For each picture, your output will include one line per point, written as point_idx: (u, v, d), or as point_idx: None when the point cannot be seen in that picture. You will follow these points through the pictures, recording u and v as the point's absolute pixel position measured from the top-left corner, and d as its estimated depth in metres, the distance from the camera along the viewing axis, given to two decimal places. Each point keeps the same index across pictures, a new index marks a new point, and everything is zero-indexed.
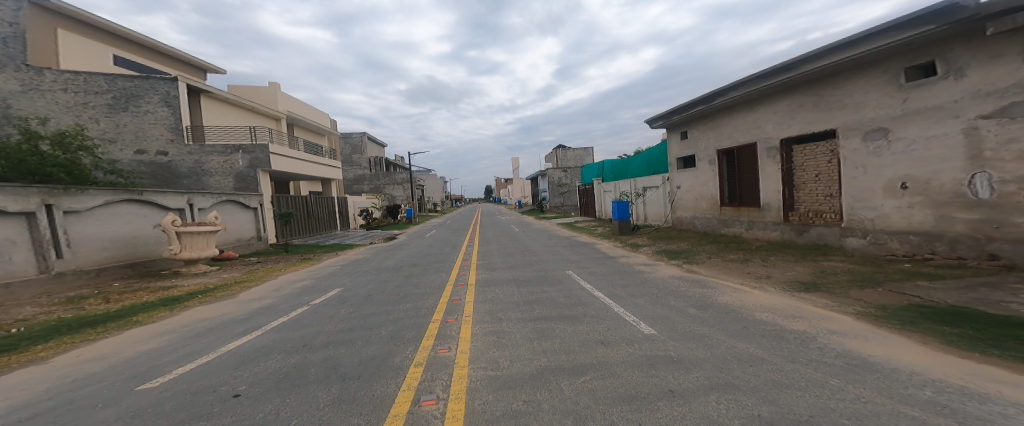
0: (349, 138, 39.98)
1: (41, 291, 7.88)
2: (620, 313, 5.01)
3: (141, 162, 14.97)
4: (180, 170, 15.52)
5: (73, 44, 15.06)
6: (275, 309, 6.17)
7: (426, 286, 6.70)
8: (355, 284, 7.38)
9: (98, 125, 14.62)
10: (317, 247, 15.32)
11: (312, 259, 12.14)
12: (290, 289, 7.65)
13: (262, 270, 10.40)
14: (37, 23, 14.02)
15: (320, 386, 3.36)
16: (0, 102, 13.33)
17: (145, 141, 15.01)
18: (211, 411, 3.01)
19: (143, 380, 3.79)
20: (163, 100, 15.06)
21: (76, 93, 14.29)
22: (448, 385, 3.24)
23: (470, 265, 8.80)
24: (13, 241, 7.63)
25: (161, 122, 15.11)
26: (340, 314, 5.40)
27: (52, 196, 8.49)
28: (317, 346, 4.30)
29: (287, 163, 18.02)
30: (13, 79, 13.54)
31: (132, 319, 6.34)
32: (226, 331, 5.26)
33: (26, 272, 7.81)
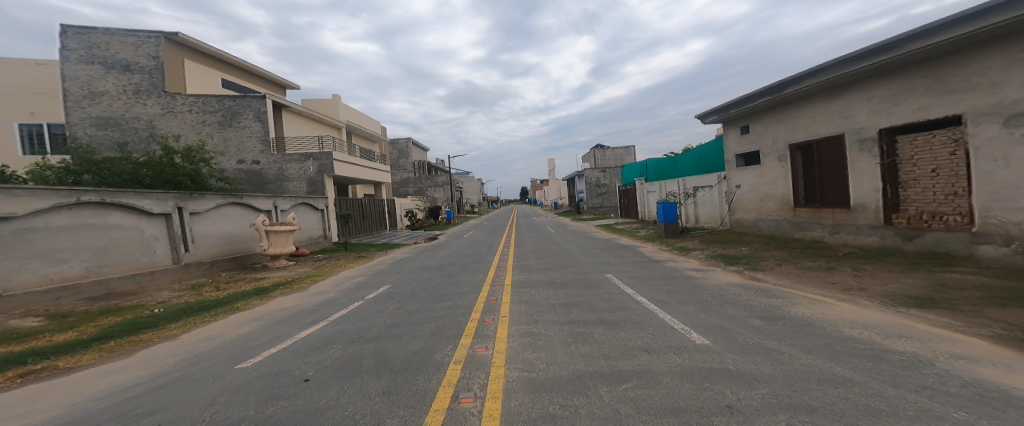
0: (396, 144, 42.16)
1: (173, 279, 9.61)
2: (667, 320, 4.75)
3: (242, 171, 17.54)
4: (267, 176, 17.74)
5: (194, 72, 18.01)
6: (337, 303, 6.82)
7: (464, 286, 6.92)
8: (402, 281, 7.95)
9: (213, 140, 17.27)
10: (371, 246, 16.61)
11: (367, 256, 13.23)
12: (349, 284, 8.43)
13: (327, 266, 11.53)
14: (169, 55, 17.02)
15: (372, 377, 3.66)
16: (149, 124, 16.72)
17: (244, 152, 17.49)
18: (288, 393, 3.43)
19: (240, 359, 4.44)
20: (256, 116, 17.38)
21: (197, 113, 17.09)
22: (485, 384, 3.35)
23: (507, 265, 8.92)
24: (156, 237, 9.38)
25: (255, 135, 17.47)
26: (388, 309, 5.81)
27: (182, 200, 10.24)
28: (370, 339, 4.69)
29: (347, 168, 19.75)
30: (157, 104, 16.74)
31: (235, 305, 7.42)
32: (298, 321, 5.92)
33: (162, 262, 9.51)
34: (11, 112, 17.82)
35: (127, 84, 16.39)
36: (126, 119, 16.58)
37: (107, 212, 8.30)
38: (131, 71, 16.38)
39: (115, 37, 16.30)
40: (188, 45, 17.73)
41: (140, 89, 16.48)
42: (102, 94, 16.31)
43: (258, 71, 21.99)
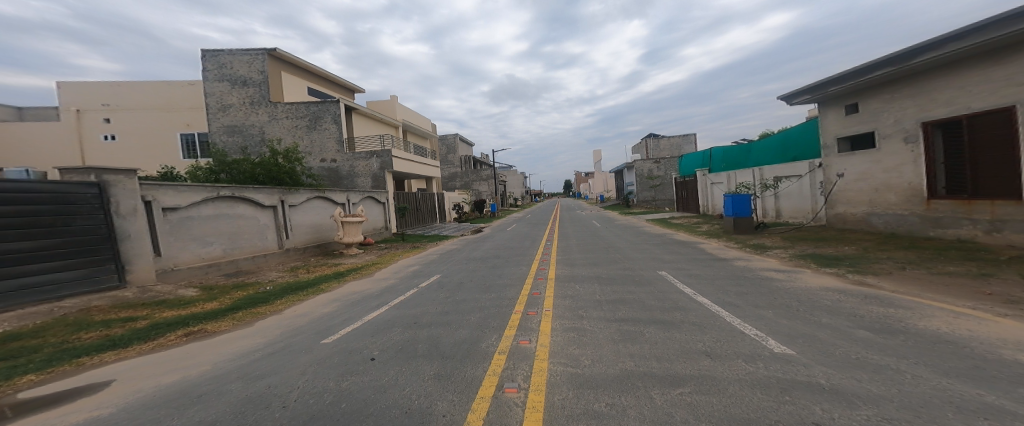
0: (445, 139, 43.44)
1: (278, 261, 11.35)
2: (735, 323, 4.38)
3: (325, 168, 19.57)
4: (341, 173, 19.59)
5: (289, 82, 20.66)
6: (396, 289, 7.37)
7: (508, 278, 7.05)
8: (451, 271, 8.35)
9: (304, 142, 19.51)
10: (425, 237, 17.61)
11: (420, 247, 14.08)
12: (405, 272, 9.06)
13: (387, 255, 12.53)
14: (272, 70, 19.70)
15: (425, 360, 3.90)
16: (259, 130, 19.56)
17: (325, 152, 19.49)
18: (357, 370, 3.83)
19: (324, 335, 5.06)
20: (334, 119, 19.26)
21: (292, 118, 19.48)
22: (529, 375, 3.38)
23: (551, 259, 8.84)
24: (268, 225, 11.23)
25: (332, 136, 19.39)
26: (439, 298, 6.13)
27: (284, 194, 11.89)
28: (424, 324, 5.00)
29: (405, 165, 21.10)
30: (265, 113, 19.53)
31: (319, 286, 8.40)
32: (366, 304, 6.54)
33: (267, 246, 11.16)
34: (176, 125, 22.02)
35: (246, 96, 19.39)
36: (246, 127, 19.60)
37: (234, 204, 10.17)
38: (247, 86, 19.35)
39: (235, 56, 19.34)
40: (287, 59, 20.33)
41: (254, 101, 19.39)
42: (231, 106, 19.48)
43: (336, 78, 24.42)
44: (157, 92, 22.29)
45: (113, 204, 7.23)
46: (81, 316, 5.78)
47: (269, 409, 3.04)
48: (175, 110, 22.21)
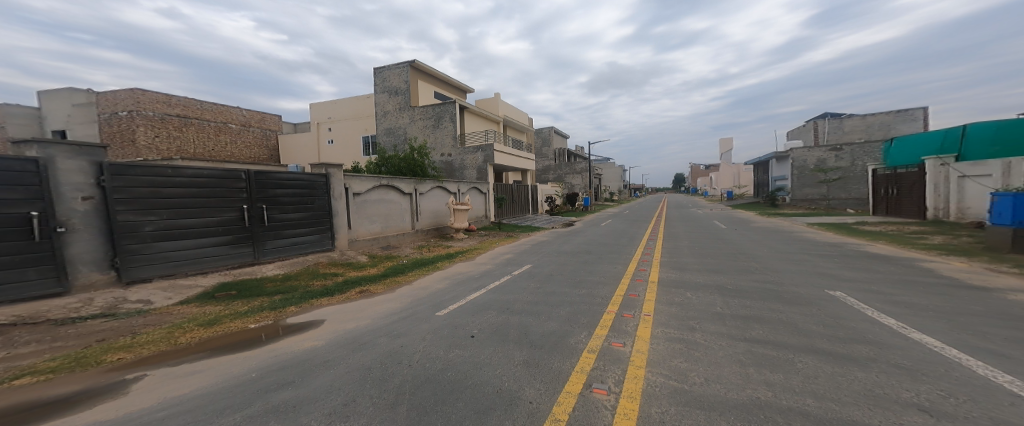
0: (540, 133, 43.95)
1: (410, 240, 13.33)
2: (1003, 383, 2.62)
3: (444, 162, 21.88)
4: (455, 165, 21.57)
5: (424, 89, 23.78)
6: (492, 274, 7.84)
7: (601, 275, 6.72)
8: (541, 262, 8.43)
9: (432, 139, 22.15)
10: (518, 227, 18.08)
11: (513, 236, 14.67)
12: (499, 258, 9.57)
13: (486, 241, 13.45)
14: (412, 78, 23.01)
15: (515, 346, 4.02)
16: (402, 132, 23.05)
17: (442, 147, 21.81)
18: (459, 344, 4.21)
19: (439, 308, 5.76)
20: (451, 118, 21.40)
21: (424, 119, 22.31)
22: (622, 380, 3.09)
23: (653, 260, 8.04)
24: (404, 209, 13.24)
25: (449, 133, 21.55)
26: (530, 287, 6.29)
27: (416, 184, 13.79)
28: (517, 311, 5.18)
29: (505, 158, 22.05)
30: (405, 117, 22.89)
31: (436, 264, 9.52)
32: (468, 284, 7.15)
33: (404, 227, 13.20)
34: (361, 129, 26.20)
35: (396, 103, 23.13)
36: (396, 128, 23.27)
37: (386, 191, 12.34)
38: (397, 94, 23.10)
39: (390, 71, 23.28)
40: (424, 69, 23.61)
41: (401, 107, 22.94)
42: (388, 113, 23.46)
43: (459, 83, 27.06)
44: (356, 104, 27.00)
45: (333, 190, 10.19)
46: (314, 267, 8.74)
47: (400, 365, 3.76)
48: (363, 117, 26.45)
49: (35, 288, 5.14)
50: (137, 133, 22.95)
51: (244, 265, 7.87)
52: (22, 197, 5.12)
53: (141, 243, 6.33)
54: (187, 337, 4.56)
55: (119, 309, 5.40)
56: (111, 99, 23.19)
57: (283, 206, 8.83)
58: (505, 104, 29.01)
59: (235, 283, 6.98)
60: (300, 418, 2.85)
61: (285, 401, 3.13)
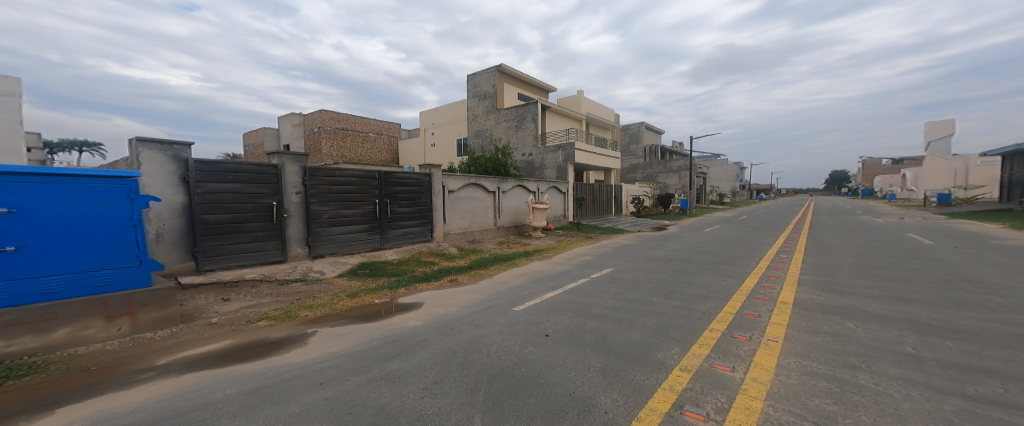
0: (629, 130, 41.88)
1: (491, 236, 13.89)
2: None
3: (524, 162, 22.36)
4: (535, 164, 21.82)
5: (509, 91, 24.56)
6: (569, 274, 7.71)
7: (702, 289, 5.98)
8: (624, 267, 7.95)
9: (514, 139, 22.77)
10: (598, 229, 17.42)
11: (593, 238, 14.15)
12: (578, 259, 9.33)
13: (564, 241, 13.31)
14: (499, 82, 23.97)
15: (592, 352, 3.85)
16: (487, 133, 24.23)
17: (524, 146, 22.24)
18: (535, 341, 4.23)
19: (515, 302, 5.89)
20: (533, 118, 21.65)
21: (508, 120, 23.02)
22: (725, 408, 2.67)
23: (775, 277, 6.76)
24: (488, 206, 13.84)
25: (531, 133, 21.86)
26: (611, 292, 5.99)
27: (499, 182, 14.29)
28: (594, 315, 4.99)
29: (586, 157, 21.38)
30: (490, 118, 24.00)
31: (515, 260, 9.82)
32: (544, 283, 7.12)
33: (487, 222, 13.85)
34: (454, 132, 27.93)
35: (484, 106, 24.37)
36: (484, 130, 24.46)
37: (472, 189, 13.10)
38: (485, 98, 24.37)
39: (479, 76, 24.68)
40: (510, 73, 24.41)
41: (488, 110, 24.10)
42: (477, 116, 24.88)
43: (543, 83, 27.17)
44: (452, 108, 28.33)
45: (434, 186, 11.53)
46: (418, 255, 10.28)
47: (480, 353, 3.92)
48: (456, 121, 27.98)
49: (271, 255, 8.02)
50: (322, 143, 30.23)
51: (374, 249, 10.05)
52: (268, 192, 7.93)
53: (319, 229, 8.87)
54: (341, 304, 6.17)
55: (309, 275, 7.92)
56: (309, 119, 30.95)
57: (399, 201, 10.55)
58: (589, 101, 28.14)
59: (369, 263, 9.08)
60: (399, 390, 3.22)
61: (391, 372, 3.62)
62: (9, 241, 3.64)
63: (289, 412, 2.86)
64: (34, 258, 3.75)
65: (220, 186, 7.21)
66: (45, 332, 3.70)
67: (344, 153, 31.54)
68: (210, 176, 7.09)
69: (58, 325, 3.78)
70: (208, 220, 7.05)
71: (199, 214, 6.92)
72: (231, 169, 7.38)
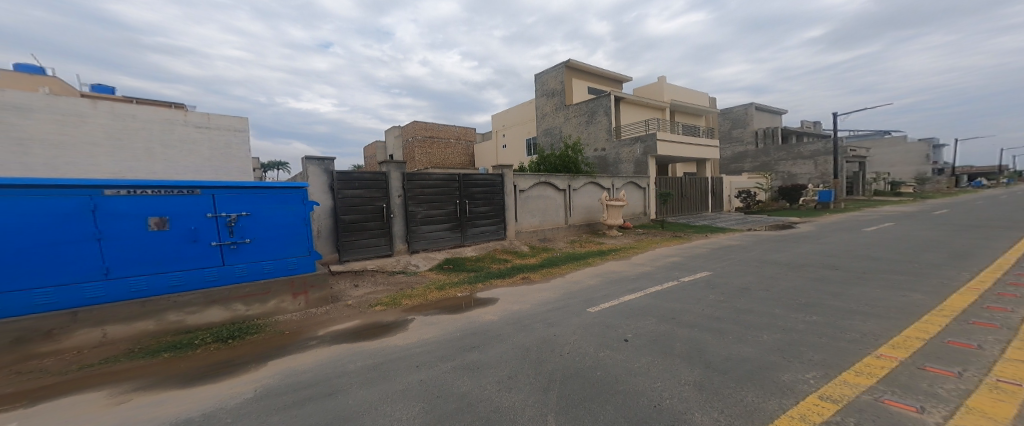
0: (730, 113, 36.10)
1: (563, 235, 13.63)
2: None
3: (597, 157, 21.62)
4: (609, 159, 20.91)
5: (579, 86, 23.96)
6: (653, 277, 7.15)
7: (861, 303, 4.74)
8: (726, 272, 7.02)
9: (586, 135, 22.19)
10: (688, 228, 15.75)
11: (682, 238, 12.83)
12: (664, 261, 8.60)
13: (645, 241, 12.37)
14: (568, 77, 23.57)
15: (684, 364, 3.48)
16: (557, 130, 23.98)
17: (597, 142, 21.48)
18: (613, 346, 3.98)
19: (590, 304, 5.65)
20: (605, 112, 20.74)
21: (578, 116, 22.48)
22: None
23: (977, 292, 4.93)
24: (559, 205, 13.68)
25: (603, 127, 21.01)
26: (709, 299, 5.36)
27: (570, 180, 14.02)
28: (685, 324, 4.51)
29: (670, 147, 19.48)
30: (559, 116, 23.73)
31: (588, 260, 9.50)
32: (624, 285, 6.70)
33: (559, 221, 13.68)
34: (523, 132, 28.23)
35: (554, 104, 24.22)
36: (553, 128, 24.37)
37: (543, 188, 13.11)
38: (554, 96, 24.19)
39: (548, 74, 24.56)
40: (579, 67, 23.81)
41: (558, 107, 23.85)
42: (546, 114, 24.86)
43: (616, 74, 25.86)
44: (520, 108, 28.73)
45: (506, 187, 11.76)
46: (493, 252, 10.58)
47: (552, 352, 3.85)
48: (526, 121, 28.14)
49: (383, 249, 9.28)
50: (414, 151, 33.34)
51: (456, 245, 10.64)
52: (381, 196, 9.20)
53: (416, 227, 9.84)
54: (432, 295, 6.70)
55: (409, 268, 8.88)
56: (405, 131, 34.50)
57: (476, 201, 11.01)
58: (672, 86, 25.76)
59: (452, 259, 9.71)
60: (479, 380, 3.31)
61: (470, 362, 3.76)
62: (247, 235, 5.24)
63: (395, 389, 3.25)
64: (257, 247, 5.29)
65: (351, 192, 8.73)
66: (265, 301, 5.16)
67: (431, 160, 34.04)
68: (346, 184, 8.66)
69: (269, 297, 5.22)
70: (343, 219, 8.59)
71: (339, 214, 8.50)
72: (358, 177, 8.88)
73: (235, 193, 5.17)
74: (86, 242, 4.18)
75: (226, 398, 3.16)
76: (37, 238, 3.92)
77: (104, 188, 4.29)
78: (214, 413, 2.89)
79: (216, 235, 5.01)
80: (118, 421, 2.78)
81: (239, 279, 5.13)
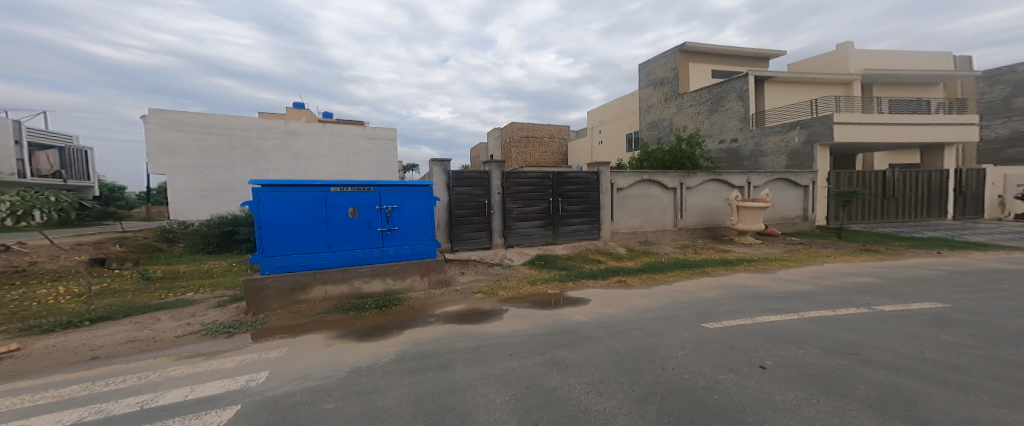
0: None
1: (670, 238, 12.15)
2: None
3: (724, 150, 18.40)
4: (743, 153, 17.39)
5: (699, 71, 21.02)
6: (816, 300, 5.55)
7: None
8: (977, 308, 4.90)
9: (707, 126, 19.29)
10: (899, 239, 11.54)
11: (879, 252, 9.73)
12: (839, 282, 6.70)
13: (806, 253, 9.91)
14: (683, 63, 20.88)
15: (862, 407, 2.52)
16: (670, 121, 21.42)
17: (726, 132, 18.10)
18: (741, 369, 3.17)
19: (709, 319, 4.68)
20: (738, 96, 17.28)
21: (698, 105, 19.56)
22: None
23: None
24: (668, 205, 12.25)
25: (736, 114, 17.53)
26: (934, 339, 3.85)
27: (684, 176, 12.24)
28: (876, 363, 3.33)
29: (865, 131, 14.47)
30: (675, 106, 21.01)
31: (707, 268, 8.15)
32: (764, 303, 5.44)
33: (665, 223, 12.22)
34: (623, 127, 26.36)
35: (661, 95, 21.92)
36: (662, 121, 22.08)
37: (649, 186, 11.92)
38: (664, 85, 21.68)
39: (659, 61, 22.08)
40: (699, 49, 20.89)
41: (668, 97, 21.44)
42: (653, 105, 22.72)
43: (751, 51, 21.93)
44: (621, 101, 26.81)
45: (602, 185, 10.93)
46: (586, 253, 9.97)
47: (654, 364, 3.27)
48: (628, 115, 26.10)
49: (485, 242, 9.64)
50: (511, 151, 34.10)
51: (548, 243, 10.39)
52: (483, 193, 9.54)
53: (511, 223, 9.93)
54: (524, 289, 6.58)
55: (505, 261, 9.01)
56: (502, 132, 35.96)
57: (569, 199, 10.53)
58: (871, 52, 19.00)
59: (544, 256, 9.41)
60: (568, 378, 3.02)
61: (558, 358, 3.46)
62: (404, 224, 6.40)
63: (490, 372, 3.18)
64: (411, 233, 6.43)
65: (461, 189, 9.29)
66: (403, 279, 6.16)
67: (527, 159, 34.54)
68: (458, 182, 9.26)
69: (407, 275, 6.20)
70: (454, 213, 9.23)
71: (450, 209, 9.18)
72: (469, 175, 9.37)
73: (400, 189, 6.35)
74: (320, 225, 5.78)
75: (378, 355, 3.72)
76: (297, 221, 5.63)
77: (331, 186, 5.86)
78: (370, 366, 3.42)
79: (388, 222, 6.27)
80: (329, 358, 3.69)
81: (399, 258, 6.34)
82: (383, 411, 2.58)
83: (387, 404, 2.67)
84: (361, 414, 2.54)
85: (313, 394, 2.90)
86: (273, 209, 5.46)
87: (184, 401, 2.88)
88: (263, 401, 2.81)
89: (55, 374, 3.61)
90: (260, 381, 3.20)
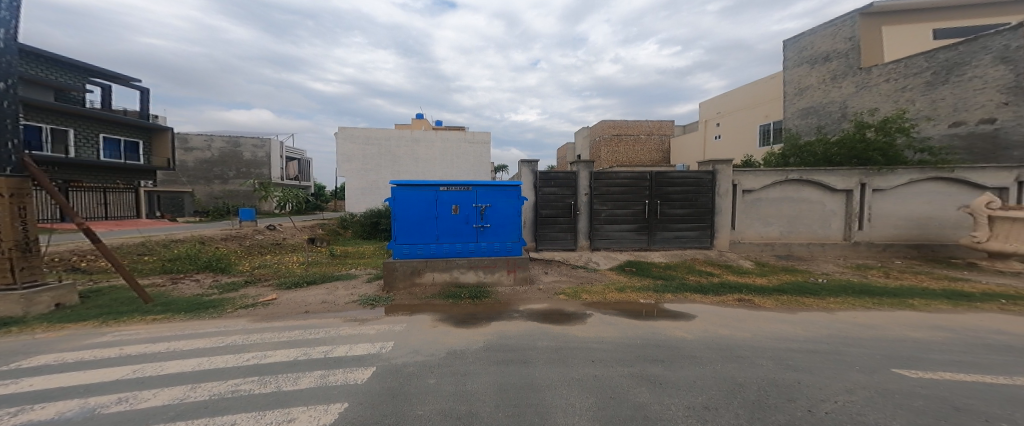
0: None
1: (839, 254, 10.04)
2: None
3: (958, 137, 11.61)
4: (1011, 139, 10.53)
5: (896, 36, 15.42)
6: None
7: None
8: None
9: (914, 105, 12.72)
10: None
11: None
12: None
13: None
14: (870, 28, 15.51)
15: None
16: (840, 104, 15.34)
17: (965, 111, 11.43)
18: None
19: (903, 365, 3.61)
20: (998, 58, 10.76)
21: (898, 80, 13.26)
22: None
23: None
24: (834, 212, 10.13)
25: (991, 84, 10.91)
26: None
27: (868, 175, 9.97)
28: None
29: None
30: (852, 84, 15.00)
31: (909, 301, 6.10)
32: None
33: (827, 235, 10.17)
34: (757, 117, 22.32)
35: (826, 73, 16.14)
36: (826, 105, 16.08)
37: (798, 188, 10.13)
38: (830, 61, 16.04)
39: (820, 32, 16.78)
40: (892, 8, 15.40)
41: (837, 74, 15.59)
42: (808, 88, 16.98)
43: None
44: (755, 87, 22.51)
45: (719, 187, 9.74)
46: (690, 263, 9.17)
47: (791, 403, 2.82)
48: (764, 102, 21.84)
49: (568, 243, 9.74)
50: (600, 150, 33.18)
51: (641, 249, 9.86)
52: (571, 193, 9.64)
53: (599, 225, 9.78)
54: (611, 296, 6.49)
55: (589, 264, 9.01)
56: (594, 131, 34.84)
57: (672, 202, 9.75)
58: None
59: (635, 262, 9.07)
60: (661, 397, 2.94)
61: (652, 375, 3.38)
62: (492, 221, 7.15)
63: (571, 376, 3.36)
64: (496, 230, 7.17)
65: (549, 189, 9.56)
66: (491, 272, 7.02)
67: (619, 158, 32.84)
68: (545, 182, 9.54)
69: (496, 270, 7.03)
70: (542, 213, 9.58)
71: (538, 208, 9.56)
72: (559, 176, 9.58)
73: (491, 190, 7.16)
74: (430, 219, 6.94)
75: (470, 342, 4.36)
76: (413, 215, 6.87)
77: (441, 186, 6.98)
78: (462, 351, 4.05)
79: (480, 218, 7.12)
80: (436, 337, 4.50)
81: (485, 253, 7.15)
82: (471, 394, 2.99)
83: (474, 388, 3.11)
84: (453, 394, 3.00)
85: (421, 368, 3.58)
86: (399, 205, 6.80)
87: (347, 356, 3.90)
88: (390, 367, 3.59)
89: (287, 320, 5.25)
90: (387, 350, 4.08)
